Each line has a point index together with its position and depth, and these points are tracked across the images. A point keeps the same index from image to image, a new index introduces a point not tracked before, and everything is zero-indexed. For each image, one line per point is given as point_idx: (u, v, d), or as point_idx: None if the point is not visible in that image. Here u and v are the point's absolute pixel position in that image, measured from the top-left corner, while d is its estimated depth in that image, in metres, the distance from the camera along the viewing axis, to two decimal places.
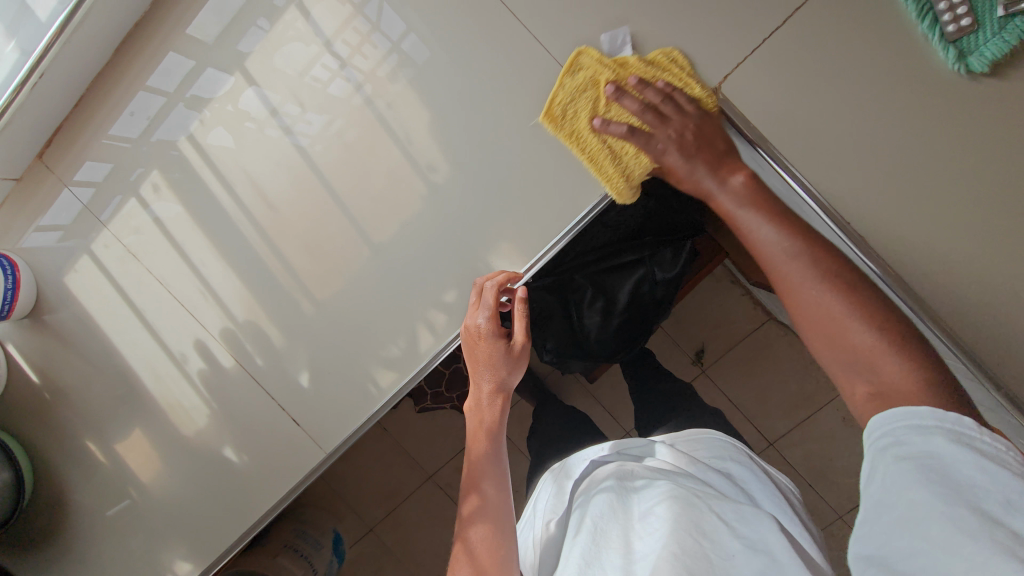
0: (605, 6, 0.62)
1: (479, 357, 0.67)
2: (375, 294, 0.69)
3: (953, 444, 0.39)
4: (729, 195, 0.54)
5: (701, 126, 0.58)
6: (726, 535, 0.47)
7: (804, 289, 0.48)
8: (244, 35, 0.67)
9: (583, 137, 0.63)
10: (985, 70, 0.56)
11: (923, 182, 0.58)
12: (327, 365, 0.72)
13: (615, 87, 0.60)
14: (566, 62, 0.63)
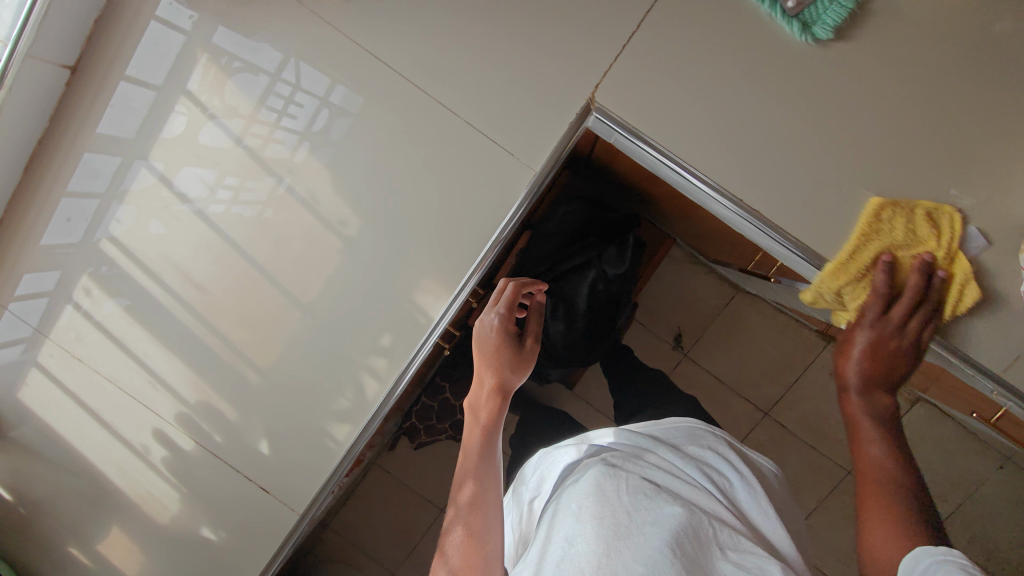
0: (472, 38, 0.64)
1: (488, 353, 0.76)
2: (314, 352, 0.71)
3: None
4: (867, 405, 0.63)
5: (897, 348, 0.62)
6: (717, 556, 0.49)
7: (879, 511, 0.54)
8: (165, 124, 0.70)
9: (869, 240, 0.62)
10: (830, 35, 0.59)
11: (790, 151, 0.63)
12: (284, 429, 0.74)
13: (926, 266, 0.60)
14: (941, 206, 0.61)
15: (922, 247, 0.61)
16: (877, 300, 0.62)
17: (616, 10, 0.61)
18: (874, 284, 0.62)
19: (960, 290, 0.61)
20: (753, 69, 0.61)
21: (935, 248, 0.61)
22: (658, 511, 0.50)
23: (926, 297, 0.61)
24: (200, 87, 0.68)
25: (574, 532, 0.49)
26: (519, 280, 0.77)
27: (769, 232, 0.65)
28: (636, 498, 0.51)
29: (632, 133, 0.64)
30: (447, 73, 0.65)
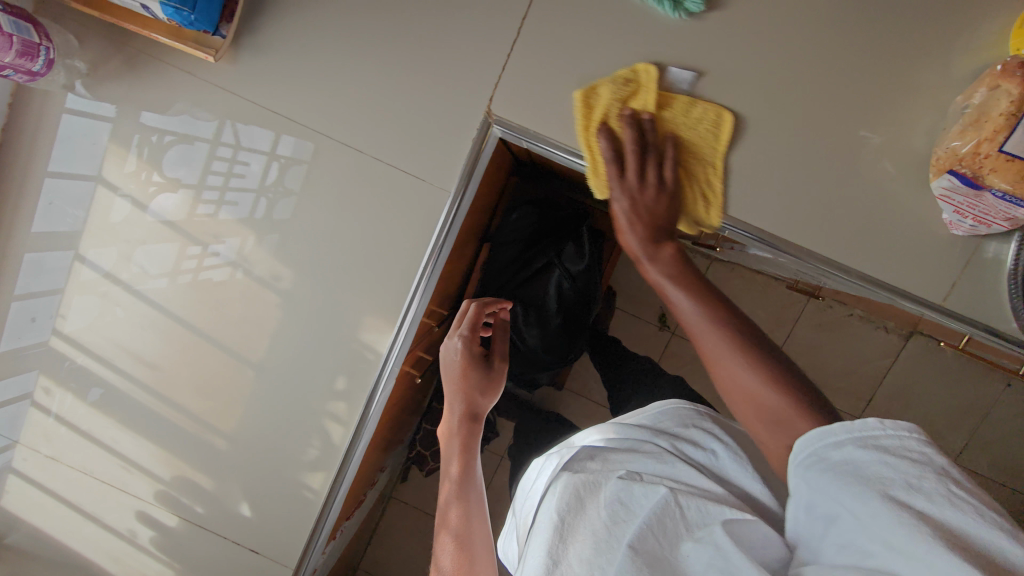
0: (361, 75, 0.65)
1: (455, 377, 0.80)
2: (275, 408, 0.72)
3: (863, 449, 0.37)
4: (657, 264, 0.56)
5: (658, 193, 0.60)
6: (686, 538, 0.47)
7: (727, 356, 0.48)
8: (111, 207, 0.70)
9: (591, 131, 0.63)
10: (702, 7, 0.60)
11: (690, 125, 0.64)
12: (260, 489, 0.74)
13: (633, 112, 0.61)
14: (630, 66, 0.62)
15: (625, 104, 0.62)
16: (613, 166, 0.61)
17: (493, 23, 0.62)
18: (610, 159, 0.61)
19: (686, 111, 0.62)
20: (636, 51, 0.62)
21: (641, 105, 0.62)
22: (632, 515, 0.49)
23: (648, 141, 0.61)
24: (139, 164, 0.69)
25: (554, 548, 0.48)
26: (480, 305, 0.84)
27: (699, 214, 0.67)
28: (612, 505, 0.50)
29: (546, 145, 0.65)
30: (344, 113, 0.66)
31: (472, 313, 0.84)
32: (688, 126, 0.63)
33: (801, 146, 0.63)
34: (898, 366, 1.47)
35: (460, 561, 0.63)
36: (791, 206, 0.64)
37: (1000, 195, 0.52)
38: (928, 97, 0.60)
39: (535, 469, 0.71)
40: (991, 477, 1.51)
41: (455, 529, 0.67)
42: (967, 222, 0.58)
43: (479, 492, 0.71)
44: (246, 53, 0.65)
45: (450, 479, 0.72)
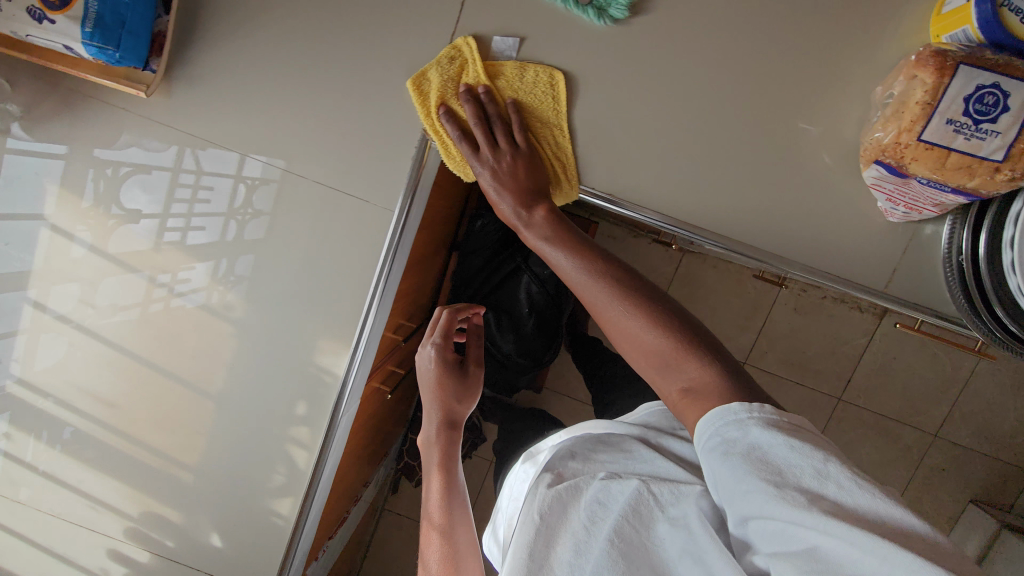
0: (297, 101, 0.65)
1: (429, 385, 0.77)
2: (237, 437, 0.72)
3: (766, 429, 0.36)
4: (531, 228, 0.57)
5: (518, 159, 0.61)
6: (659, 523, 0.46)
7: (602, 305, 0.48)
8: (72, 241, 0.70)
9: (432, 116, 0.63)
10: (626, 13, 0.60)
11: (625, 131, 0.64)
12: (229, 518, 0.74)
13: (466, 88, 0.62)
14: (450, 44, 0.62)
15: (459, 83, 0.62)
16: (465, 144, 0.61)
17: (422, 41, 0.63)
18: (458, 139, 0.62)
19: (521, 77, 0.63)
20: (566, 60, 0.62)
21: (473, 82, 0.62)
22: (611, 514, 0.49)
23: (490, 113, 0.62)
24: (97, 196, 0.68)
25: (537, 553, 0.48)
26: (453, 309, 0.79)
27: (639, 214, 0.67)
28: (591, 508, 0.50)
29: None
30: (282, 139, 0.66)
31: (444, 319, 0.78)
32: (522, 90, 0.63)
33: (737, 143, 0.63)
34: (876, 345, 1.53)
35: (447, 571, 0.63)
36: (732, 203, 0.65)
37: (925, 181, 0.53)
38: (855, 87, 0.61)
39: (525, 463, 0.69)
40: (970, 447, 1.54)
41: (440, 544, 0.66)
42: (900, 209, 0.59)
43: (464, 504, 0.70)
44: (179, 86, 0.65)
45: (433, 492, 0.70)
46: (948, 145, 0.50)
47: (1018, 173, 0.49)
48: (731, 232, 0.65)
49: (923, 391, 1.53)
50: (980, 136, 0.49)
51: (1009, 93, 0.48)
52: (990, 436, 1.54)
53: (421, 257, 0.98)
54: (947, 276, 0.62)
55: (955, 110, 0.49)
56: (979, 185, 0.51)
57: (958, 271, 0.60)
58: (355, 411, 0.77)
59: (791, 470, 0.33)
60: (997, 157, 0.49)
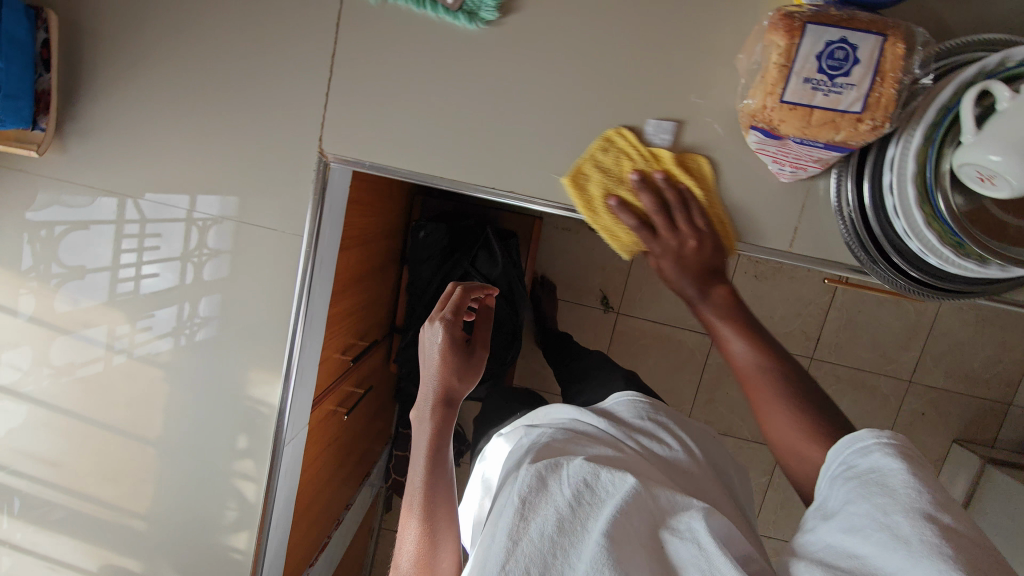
0: (190, 141, 0.65)
1: (432, 359, 0.73)
2: (184, 478, 0.73)
3: (887, 458, 0.44)
4: (710, 307, 0.60)
5: (702, 241, 0.62)
6: (664, 530, 0.50)
7: (771, 400, 0.53)
8: (16, 309, 0.70)
9: (597, 210, 0.65)
10: (497, 13, 0.61)
11: (517, 126, 0.64)
12: (187, 559, 0.75)
13: (639, 177, 0.63)
14: (474, 105, 0.64)
15: (625, 172, 0.64)
16: (636, 231, 0.63)
17: (304, 66, 0.63)
18: (635, 230, 0.63)
19: (686, 169, 0.64)
20: (447, 66, 0.63)
21: (642, 171, 0.64)
22: (601, 501, 0.50)
23: (667, 199, 0.63)
24: (35, 258, 0.69)
25: (516, 534, 0.47)
26: (467, 289, 0.76)
27: (542, 204, 0.67)
28: (576, 486, 0.50)
29: (376, 165, 0.66)
30: (184, 179, 0.66)
31: (458, 298, 0.76)
32: (688, 178, 0.64)
33: (627, 124, 0.64)
34: (840, 301, 1.56)
35: (423, 558, 0.61)
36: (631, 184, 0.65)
37: (798, 140, 0.54)
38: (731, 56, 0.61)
39: (500, 447, 0.73)
40: (942, 388, 1.58)
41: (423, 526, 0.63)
42: (787, 169, 0.60)
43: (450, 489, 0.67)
44: (73, 142, 0.66)
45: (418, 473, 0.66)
46: (809, 102, 0.51)
47: (879, 121, 0.50)
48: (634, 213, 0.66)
49: (889, 339, 1.57)
50: (838, 90, 0.50)
51: (856, 46, 0.49)
52: (960, 376, 1.57)
53: (364, 275, 0.99)
54: (838, 220, 0.62)
55: (810, 68, 0.50)
56: (847, 137, 0.52)
57: (848, 217, 0.60)
58: (298, 438, 0.78)
59: (894, 490, 0.41)
60: (857, 108, 0.51)
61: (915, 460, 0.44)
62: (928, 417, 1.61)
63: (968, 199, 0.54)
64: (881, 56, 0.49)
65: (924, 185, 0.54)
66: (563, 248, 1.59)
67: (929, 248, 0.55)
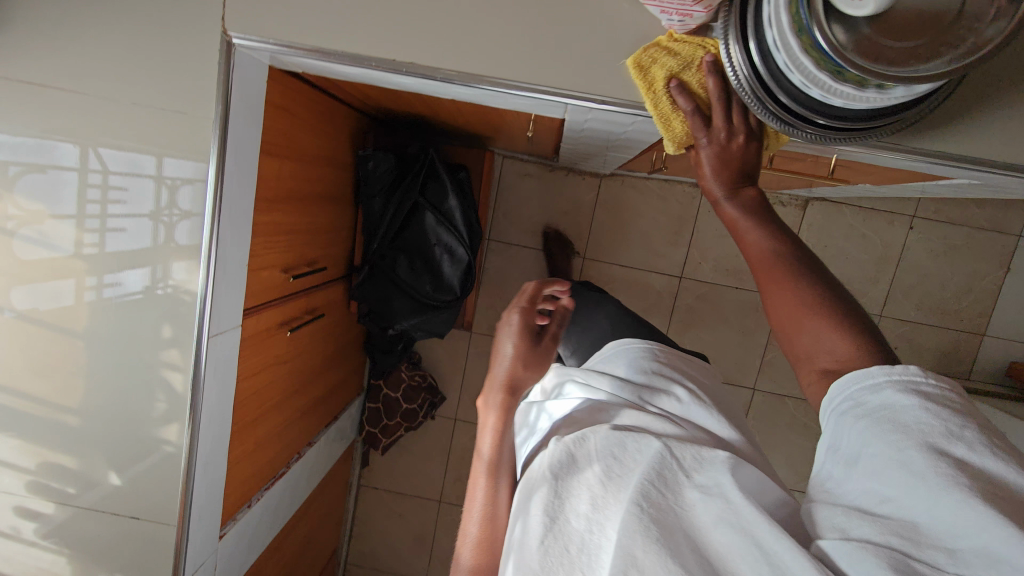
0: (96, 29, 0.67)
1: (505, 349, 0.79)
2: (113, 370, 0.75)
3: (901, 393, 0.44)
4: (735, 202, 0.65)
5: (746, 141, 0.64)
6: (686, 487, 0.48)
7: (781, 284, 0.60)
8: None
9: (658, 92, 0.64)
10: None
11: None
12: (121, 454, 0.77)
13: (712, 60, 0.61)
14: None
15: (700, 54, 0.62)
16: (693, 118, 0.63)
17: None
18: (690, 115, 0.63)
19: None
20: None
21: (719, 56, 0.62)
22: (630, 471, 0.50)
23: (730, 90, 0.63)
24: None
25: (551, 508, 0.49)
26: (541, 281, 0.84)
27: (443, 78, 0.67)
28: (605, 460, 0.51)
29: (280, 43, 0.66)
30: (96, 70, 0.68)
31: (533, 290, 0.83)
32: None
33: None
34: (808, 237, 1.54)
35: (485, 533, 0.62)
36: (531, 51, 0.65)
37: None
38: None
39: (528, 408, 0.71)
40: (919, 322, 1.54)
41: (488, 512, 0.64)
42: (675, 19, 0.60)
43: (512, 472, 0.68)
44: None
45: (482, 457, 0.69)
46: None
47: None
48: (536, 82, 0.66)
49: (858, 274, 1.54)
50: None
51: None
52: (937, 309, 1.53)
53: (306, 198, 1.00)
54: (734, 83, 0.61)
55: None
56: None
57: (741, 73, 0.60)
58: (228, 338, 0.80)
59: (907, 426, 0.41)
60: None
61: (930, 396, 0.43)
62: (901, 351, 1.55)
63: (850, 32, 0.53)
64: None
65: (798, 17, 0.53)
66: (526, 194, 1.59)
67: (811, 79, 0.55)
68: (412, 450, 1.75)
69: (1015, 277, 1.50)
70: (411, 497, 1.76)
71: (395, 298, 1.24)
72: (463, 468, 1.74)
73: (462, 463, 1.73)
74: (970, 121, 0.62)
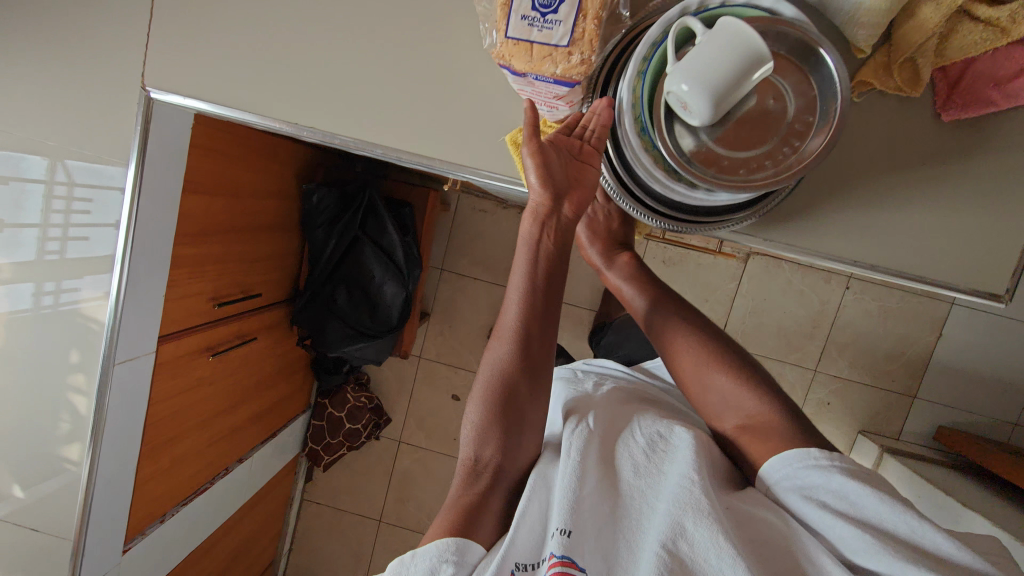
0: (32, 82, 0.74)
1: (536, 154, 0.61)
2: (23, 388, 0.83)
3: (850, 480, 0.55)
4: (618, 270, 0.76)
5: (612, 212, 0.75)
6: (723, 481, 0.61)
7: (677, 332, 0.70)
8: None
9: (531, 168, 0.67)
10: None
11: (314, 67, 0.69)
12: (26, 467, 0.85)
13: None
14: (275, 50, 0.69)
15: None
16: None
17: (126, 11, 0.70)
18: None
19: None
20: (251, 12, 0.69)
21: None
22: (672, 447, 0.62)
23: None
24: None
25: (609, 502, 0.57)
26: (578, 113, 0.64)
27: (341, 140, 0.71)
28: (649, 444, 0.63)
29: (194, 99, 0.71)
30: (30, 117, 0.76)
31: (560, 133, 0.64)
32: None
33: (414, 66, 0.68)
34: (748, 289, 1.58)
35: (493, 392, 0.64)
36: (423, 124, 0.70)
37: (533, 75, 0.59)
38: None
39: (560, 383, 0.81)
40: (852, 380, 1.58)
41: (515, 354, 0.64)
42: (546, 109, 0.66)
43: (533, 350, 0.65)
44: None
45: (512, 299, 0.65)
46: (527, 38, 0.55)
47: (587, 54, 0.55)
48: (427, 151, 0.70)
49: (795, 328, 1.58)
50: (550, 27, 0.54)
51: None
52: (870, 368, 1.57)
53: (243, 230, 1.06)
54: None
55: (525, 6, 0.54)
56: (566, 70, 0.57)
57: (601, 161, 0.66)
58: (144, 363, 0.86)
59: (868, 510, 0.53)
60: (567, 45, 0.55)
61: (862, 474, 0.56)
62: (833, 407, 1.59)
63: (696, 137, 0.57)
64: None
65: (640, 116, 0.58)
66: (479, 228, 1.64)
67: (648, 174, 0.61)
68: (356, 469, 1.78)
69: (947, 343, 1.54)
70: (353, 515, 1.79)
71: (332, 325, 1.28)
72: (405, 490, 1.77)
73: (404, 486, 1.76)
74: (829, 216, 0.67)
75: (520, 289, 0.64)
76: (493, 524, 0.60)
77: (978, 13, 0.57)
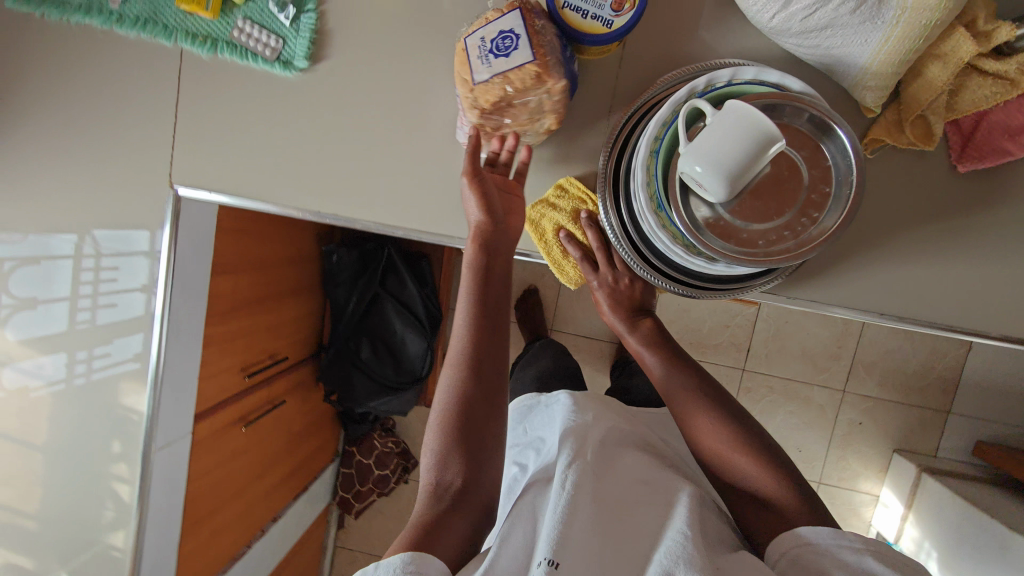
0: (67, 187, 0.78)
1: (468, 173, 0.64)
2: (67, 479, 0.85)
3: (882, 562, 0.52)
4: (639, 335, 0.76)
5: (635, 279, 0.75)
6: (717, 536, 0.60)
7: (698, 403, 0.69)
8: None
9: (549, 242, 0.73)
10: (308, 62, 0.69)
11: (333, 156, 0.72)
12: (73, 553, 0.87)
13: (587, 215, 0.71)
14: (296, 143, 0.72)
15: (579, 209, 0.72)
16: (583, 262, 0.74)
17: (153, 115, 0.73)
18: (581, 259, 0.74)
19: None
20: (271, 108, 0.71)
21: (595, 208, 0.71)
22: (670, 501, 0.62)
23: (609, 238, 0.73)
24: None
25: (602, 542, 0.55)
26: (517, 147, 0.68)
27: (362, 224, 0.73)
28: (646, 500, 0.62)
29: (221, 194, 0.74)
30: (65, 220, 0.79)
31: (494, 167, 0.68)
32: None
33: (430, 150, 0.70)
34: (769, 313, 1.57)
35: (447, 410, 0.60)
36: (441, 203, 0.71)
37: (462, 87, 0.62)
38: None
39: (548, 419, 0.79)
40: (882, 399, 1.55)
41: (469, 370, 0.61)
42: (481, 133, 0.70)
43: (489, 363, 0.62)
44: None
45: (460, 319, 0.64)
46: (467, 51, 0.58)
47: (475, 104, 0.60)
48: (446, 229, 0.72)
49: (819, 349, 1.56)
50: (482, 60, 0.57)
51: (517, 46, 0.55)
52: (899, 385, 1.55)
53: (267, 298, 1.08)
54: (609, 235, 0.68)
55: (490, 33, 0.56)
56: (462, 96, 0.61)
57: (617, 231, 0.67)
58: (181, 445, 0.88)
59: None
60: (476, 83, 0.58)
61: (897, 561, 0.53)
62: (865, 427, 1.57)
63: (712, 209, 0.57)
64: (518, 69, 0.56)
65: (655, 194, 0.59)
66: None
67: (668, 247, 0.61)
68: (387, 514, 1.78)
69: (977, 355, 1.51)
70: None
71: (358, 380, 1.30)
72: None
73: None
74: (849, 271, 0.67)
75: (467, 311, 0.63)
76: (455, 546, 0.55)
77: (986, 67, 0.57)
